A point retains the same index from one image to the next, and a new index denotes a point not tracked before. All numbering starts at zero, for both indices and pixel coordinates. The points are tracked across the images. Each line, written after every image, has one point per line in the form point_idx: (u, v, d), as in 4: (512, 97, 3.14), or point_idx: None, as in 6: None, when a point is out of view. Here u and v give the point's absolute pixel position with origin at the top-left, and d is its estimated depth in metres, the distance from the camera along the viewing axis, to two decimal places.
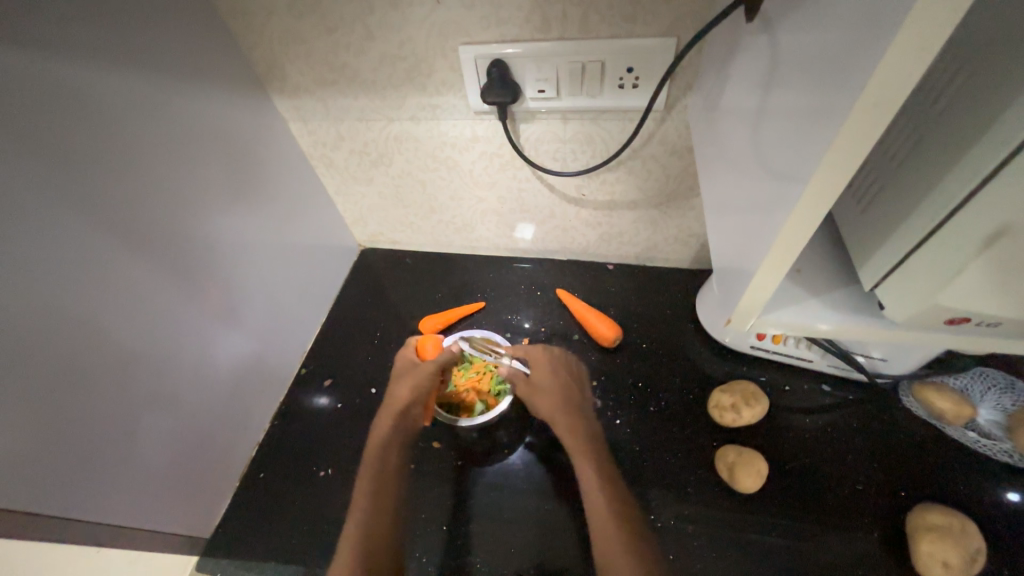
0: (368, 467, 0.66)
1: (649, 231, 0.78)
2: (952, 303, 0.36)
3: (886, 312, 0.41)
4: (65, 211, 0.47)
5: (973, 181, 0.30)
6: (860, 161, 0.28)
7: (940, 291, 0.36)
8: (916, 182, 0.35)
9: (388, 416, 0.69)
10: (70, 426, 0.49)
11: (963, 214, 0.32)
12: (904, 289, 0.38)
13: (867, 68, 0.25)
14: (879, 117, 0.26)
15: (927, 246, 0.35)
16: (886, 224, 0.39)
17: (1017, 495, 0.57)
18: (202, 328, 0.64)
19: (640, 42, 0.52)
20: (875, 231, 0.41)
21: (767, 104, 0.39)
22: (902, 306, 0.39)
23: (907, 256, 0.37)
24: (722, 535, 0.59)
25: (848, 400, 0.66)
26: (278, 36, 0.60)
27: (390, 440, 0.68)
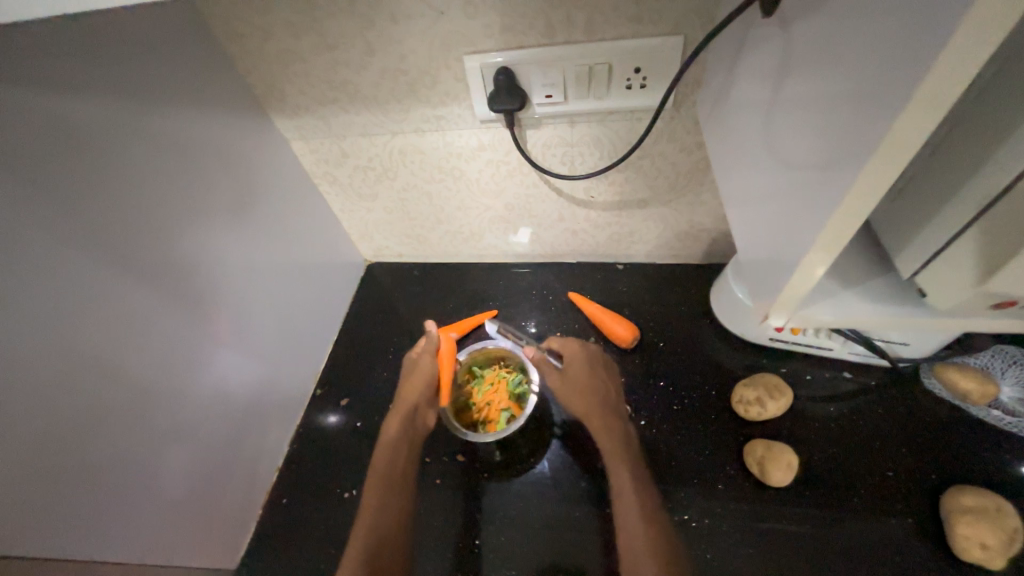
0: (378, 469, 0.65)
1: (659, 229, 0.78)
2: (999, 291, 0.35)
3: (928, 299, 0.40)
4: (71, 248, 0.46)
5: (1016, 168, 0.29)
6: (900, 158, 0.28)
7: (987, 279, 0.34)
8: (943, 170, 0.35)
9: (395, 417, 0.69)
10: (90, 467, 0.48)
11: (1001, 202, 0.31)
12: (942, 277, 0.38)
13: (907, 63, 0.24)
14: (921, 112, 0.25)
15: (970, 233, 0.34)
16: (917, 212, 0.39)
17: None
18: (216, 356, 0.63)
19: (646, 43, 0.52)
20: (902, 220, 0.41)
21: (786, 100, 0.39)
22: (943, 295, 0.39)
23: (950, 241, 0.36)
24: (757, 531, 0.59)
25: (870, 386, 0.66)
26: (276, 57, 0.59)
27: (397, 444, 0.67)
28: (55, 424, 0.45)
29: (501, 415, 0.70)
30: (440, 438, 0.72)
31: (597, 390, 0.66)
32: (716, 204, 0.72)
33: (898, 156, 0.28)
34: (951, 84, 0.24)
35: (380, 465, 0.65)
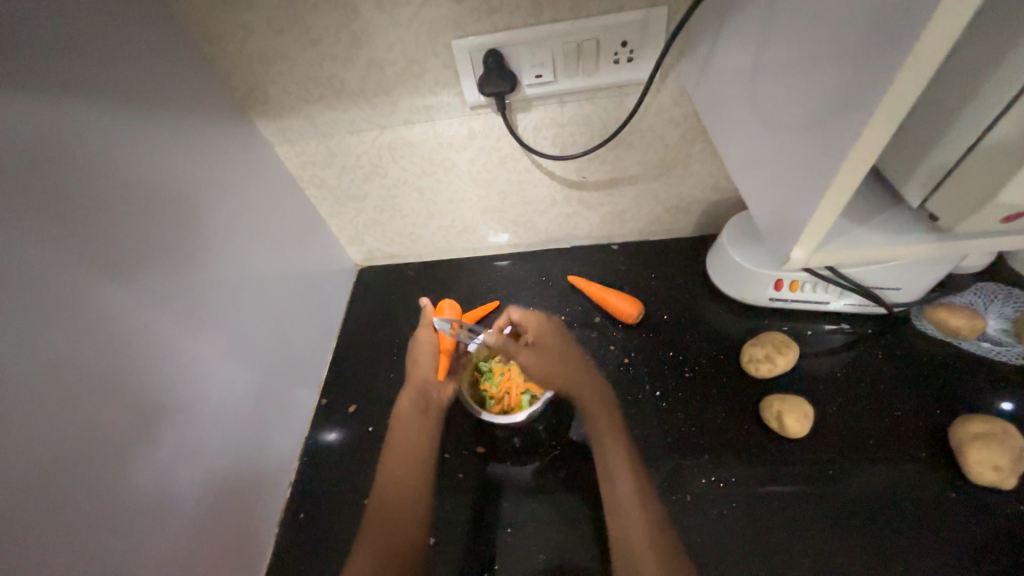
0: (394, 449, 0.70)
1: (650, 205, 0.80)
2: (1009, 202, 0.37)
3: (942, 222, 0.42)
4: (63, 256, 0.43)
5: (1020, 80, 0.32)
6: (912, 81, 0.29)
7: (1000, 189, 0.36)
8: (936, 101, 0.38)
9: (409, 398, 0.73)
10: (103, 492, 0.45)
11: (1009, 115, 0.34)
12: (954, 200, 0.40)
13: None
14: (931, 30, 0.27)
15: (979, 151, 0.37)
16: (924, 143, 0.41)
17: (1011, 403, 0.61)
18: (219, 367, 0.60)
19: (630, 16, 0.54)
20: (908, 156, 0.43)
21: (778, 52, 0.41)
22: (956, 213, 0.41)
23: (958, 163, 0.39)
24: (784, 482, 0.60)
25: (868, 334, 0.69)
26: (258, 55, 0.59)
27: (410, 421, 0.72)
28: (62, 446, 0.42)
29: (522, 398, 0.69)
30: (458, 432, 0.71)
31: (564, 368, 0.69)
32: (703, 175, 0.74)
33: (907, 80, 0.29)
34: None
35: (397, 445, 0.70)
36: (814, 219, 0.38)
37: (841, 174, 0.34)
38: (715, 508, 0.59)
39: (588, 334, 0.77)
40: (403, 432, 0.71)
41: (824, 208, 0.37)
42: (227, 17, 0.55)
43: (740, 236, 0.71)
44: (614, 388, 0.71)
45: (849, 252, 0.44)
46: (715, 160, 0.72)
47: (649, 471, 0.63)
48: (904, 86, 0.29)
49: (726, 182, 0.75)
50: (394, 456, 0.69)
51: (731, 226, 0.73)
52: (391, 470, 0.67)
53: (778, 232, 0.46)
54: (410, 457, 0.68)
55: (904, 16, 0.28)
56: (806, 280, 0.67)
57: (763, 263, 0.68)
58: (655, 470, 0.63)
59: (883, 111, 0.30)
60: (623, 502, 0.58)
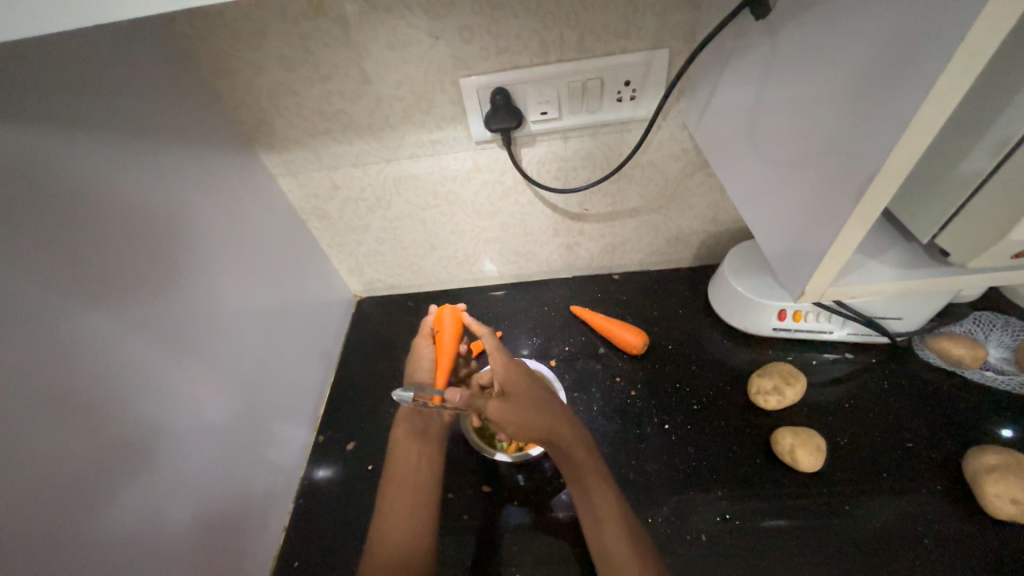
0: (391, 478, 0.63)
1: (651, 236, 0.81)
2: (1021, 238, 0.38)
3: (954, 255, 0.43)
4: (64, 290, 0.41)
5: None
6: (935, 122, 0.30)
7: (1013, 225, 0.37)
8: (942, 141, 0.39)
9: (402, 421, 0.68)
10: (84, 543, 0.41)
11: (1015, 155, 0.35)
12: (965, 235, 0.41)
13: (935, 35, 0.27)
14: (963, 76, 0.27)
15: (989, 188, 0.38)
16: (935, 180, 0.42)
17: (1010, 429, 0.61)
18: (213, 404, 0.57)
19: (633, 57, 0.56)
20: (917, 191, 0.45)
21: (777, 94, 0.43)
22: (966, 249, 0.42)
23: (968, 200, 0.40)
24: (803, 520, 0.58)
25: (872, 364, 0.70)
26: (266, 90, 0.59)
27: (409, 445, 0.66)
28: (42, 495, 0.38)
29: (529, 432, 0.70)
30: (462, 471, 0.68)
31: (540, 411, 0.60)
32: (703, 207, 0.76)
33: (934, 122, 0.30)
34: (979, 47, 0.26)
35: (394, 475, 0.63)
36: (832, 250, 0.38)
37: (861, 205, 0.35)
38: (736, 549, 0.56)
39: (592, 365, 0.76)
40: (402, 459, 0.64)
41: (845, 240, 0.37)
42: (238, 55, 0.56)
43: (741, 266, 0.72)
44: (623, 421, 0.69)
45: (868, 284, 0.44)
46: (714, 193, 0.73)
47: (663, 508, 0.60)
48: (921, 121, 0.29)
49: (725, 214, 0.77)
50: (390, 486, 0.62)
51: (732, 257, 0.74)
52: (393, 504, 0.60)
53: (789, 266, 0.46)
54: (411, 486, 0.62)
55: (918, 58, 0.29)
56: (809, 310, 0.67)
57: (766, 292, 0.69)
58: (669, 508, 0.60)
59: (901, 145, 0.31)
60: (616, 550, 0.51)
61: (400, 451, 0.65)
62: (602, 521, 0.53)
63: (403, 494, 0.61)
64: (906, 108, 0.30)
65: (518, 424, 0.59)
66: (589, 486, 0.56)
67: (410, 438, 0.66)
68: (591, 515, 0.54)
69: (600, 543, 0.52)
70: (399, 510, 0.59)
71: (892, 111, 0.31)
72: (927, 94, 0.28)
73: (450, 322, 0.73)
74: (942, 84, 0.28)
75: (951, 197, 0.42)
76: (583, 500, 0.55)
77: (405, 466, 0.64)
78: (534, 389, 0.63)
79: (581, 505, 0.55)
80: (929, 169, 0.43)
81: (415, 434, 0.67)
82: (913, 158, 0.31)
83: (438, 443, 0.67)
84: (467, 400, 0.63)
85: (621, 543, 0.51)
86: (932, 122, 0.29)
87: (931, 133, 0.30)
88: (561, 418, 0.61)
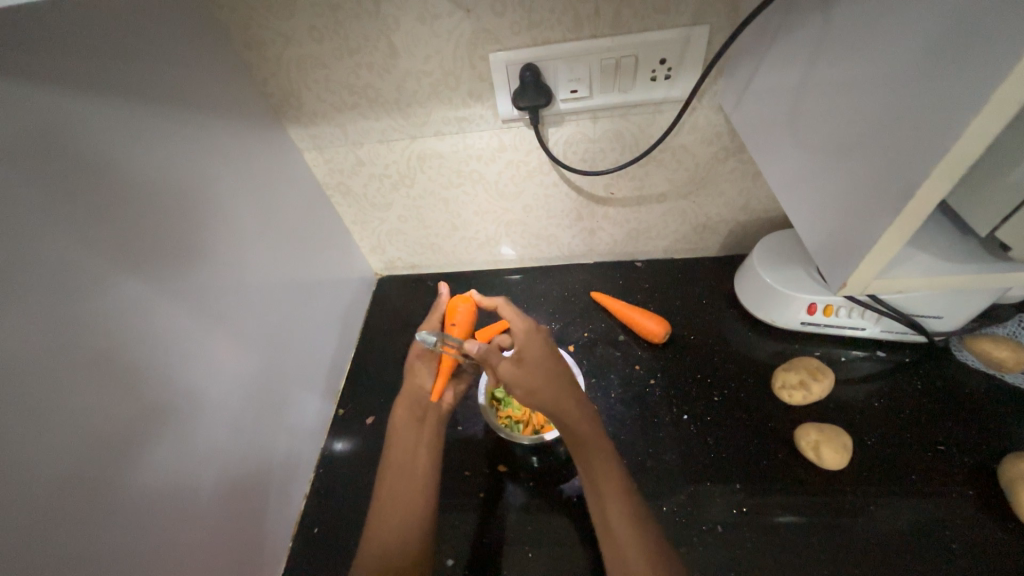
0: (388, 466, 0.62)
1: (678, 223, 0.79)
2: None
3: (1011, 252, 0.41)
4: (99, 259, 0.43)
5: None
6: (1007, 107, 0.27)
7: None
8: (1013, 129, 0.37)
9: (402, 407, 0.67)
10: (115, 503, 0.43)
11: None
12: None
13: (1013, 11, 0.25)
14: None
15: None
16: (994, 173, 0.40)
17: None
18: (238, 374, 0.59)
19: (671, 33, 0.54)
20: (976, 183, 0.42)
21: (826, 74, 0.40)
22: None
23: None
24: (822, 518, 0.57)
25: (904, 363, 0.67)
26: (295, 63, 0.59)
27: (407, 433, 0.65)
28: (76, 452, 0.40)
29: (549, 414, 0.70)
30: (478, 450, 0.69)
31: (551, 380, 0.59)
32: (734, 194, 0.73)
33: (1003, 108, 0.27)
34: None
35: (393, 461, 0.62)
36: (878, 242, 0.36)
37: (915, 198, 0.32)
38: (751, 542, 0.56)
39: (611, 352, 0.76)
40: (401, 446, 0.63)
41: (894, 232, 0.35)
42: (267, 26, 0.56)
43: (771, 257, 0.70)
44: (641, 409, 0.68)
45: (914, 278, 0.42)
46: (747, 180, 0.71)
47: (678, 498, 0.60)
48: (993, 108, 0.27)
49: (757, 202, 0.74)
50: (388, 473, 0.61)
51: (762, 247, 0.72)
52: (393, 490, 0.59)
53: (827, 258, 0.44)
54: (411, 471, 0.61)
55: (995, 35, 0.26)
56: (841, 305, 0.65)
57: (796, 285, 0.66)
58: (684, 497, 0.60)
59: (966, 133, 0.28)
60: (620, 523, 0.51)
61: (400, 437, 0.65)
62: (606, 499, 0.53)
63: (401, 481, 0.60)
64: (976, 91, 0.27)
65: (527, 391, 0.58)
66: (593, 459, 0.56)
67: (409, 425, 0.66)
68: (596, 492, 0.54)
69: (604, 515, 0.53)
70: (398, 498, 0.58)
71: (957, 93, 0.29)
72: (1005, 74, 0.26)
73: (463, 315, 0.70)
74: (1022, 63, 0.25)
75: (1015, 187, 0.39)
76: (588, 475, 0.55)
77: (405, 453, 0.63)
78: (552, 360, 0.62)
79: (585, 479, 0.55)
80: (992, 157, 0.40)
81: (414, 421, 0.66)
82: (976, 147, 0.29)
83: (435, 429, 0.66)
84: (483, 352, 0.59)
85: (625, 523, 0.51)
86: (1005, 106, 0.27)
87: (1002, 120, 0.27)
88: (573, 392, 0.60)
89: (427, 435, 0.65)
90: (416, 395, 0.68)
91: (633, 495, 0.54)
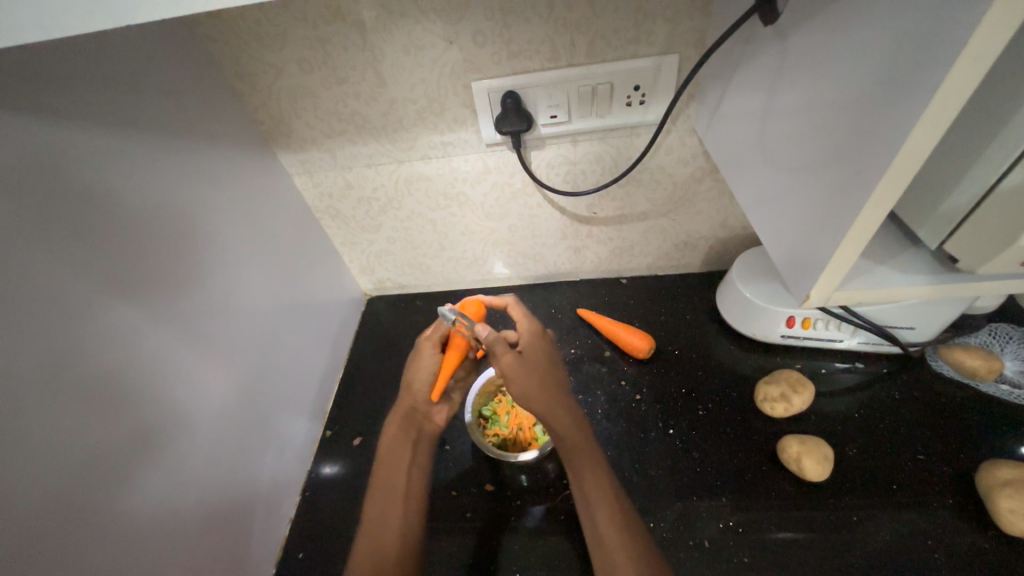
0: (379, 485, 0.61)
1: (660, 241, 0.81)
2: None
3: (963, 264, 0.43)
4: (90, 280, 0.43)
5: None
6: (942, 126, 0.29)
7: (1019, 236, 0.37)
8: (955, 150, 0.40)
9: (396, 422, 0.65)
10: (100, 525, 0.42)
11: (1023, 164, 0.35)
12: (973, 242, 0.41)
13: (942, 40, 0.27)
14: (975, 76, 0.27)
15: (993, 199, 0.38)
16: (940, 190, 0.43)
17: None
18: (226, 392, 0.59)
19: (644, 62, 0.57)
20: (924, 200, 0.45)
21: (785, 99, 0.43)
22: (974, 256, 0.42)
23: (974, 209, 0.40)
24: (808, 530, 0.57)
25: (883, 374, 0.69)
26: (286, 91, 0.61)
27: (401, 450, 0.63)
28: (63, 474, 0.40)
29: (537, 430, 0.71)
30: (466, 469, 0.69)
31: (549, 383, 0.59)
32: (712, 212, 0.76)
33: (939, 127, 0.29)
34: (992, 48, 0.26)
35: (384, 479, 0.61)
36: (838, 254, 0.38)
37: (867, 210, 0.34)
38: (741, 557, 0.56)
39: (597, 368, 0.76)
40: (392, 466, 0.62)
41: (851, 244, 0.37)
42: (259, 58, 0.58)
43: (750, 273, 0.72)
44: (628, 425, 0.69)
45: (877, 290, 0.44)
46: (724, 199, 0.73)
47: (666, 513, 0.60)
48: (925, 127, 0.29)
49: (734, 220, 0.77)
50: (380, 492, 0.60)
51: (740, 263, 0.74)
52: (384, 508, 0.58)
53: (794, 272, 0.46)
54: (402, 489, 0.60)
55: (923, 63, 0.29)
56: (818, 317, 0.67)
57: (775, 299, 0.68)
58: (674, 513, 0.60)
59: (905, 149, 0.30)
60: (607, 528, 0.51)
61: (391, 455, 0.63)
62: (594, 506, 0.53)
63: (390, 497, 0.59)
64: (911, 111, 0.30)
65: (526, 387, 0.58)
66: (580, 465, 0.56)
67: (401, 442, 0.64)
68: (583, 494, 0.54)
69: (590, 521, 0.53)
70: (388, 519, 0.58)
71: (900, 114, 0.31)
72: (932, 96, 0.28)
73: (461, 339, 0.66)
74: (947, 85, 0.28)
75: (960, 201, 0.41)
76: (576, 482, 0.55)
77: (397, 470, 0.62)
78: (551, 362, 0.62)
79: (574, 483, 0.55)
80: (936, 175, 0.43)
81: (408, 438, 0.64)
82: (918, 162, 0.31)
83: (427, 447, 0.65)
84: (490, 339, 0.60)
85: (612, 528, 0.51)
86: (937, 126, 0.29)
87: (935, 139, 0.30)
88: (562, 397, 0.59)
89: (419, 451, 0.64)
90: (411, 411, 0.65)
91: (621, 503, 0.54)
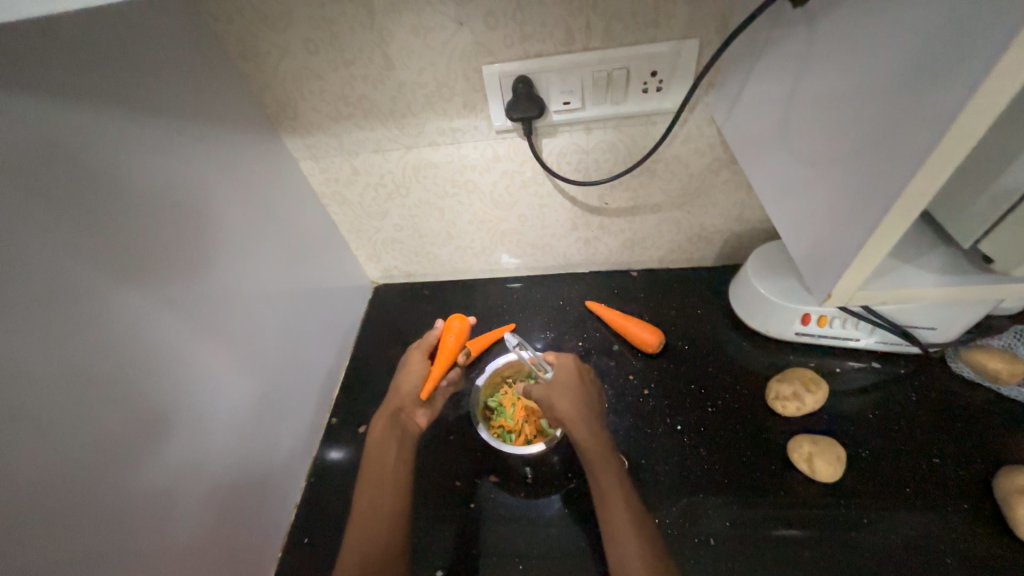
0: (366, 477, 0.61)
1: (673, 232, 0.79)
2: None
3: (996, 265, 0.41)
4: (89, 266, 0.43)
5: None
6: (985, 119, 0.27)
7: None
8: (997, 144, 0.37)
9: (382, 418, 0.65)
10: (102, 509, 0.42)
11: None
12: (1008, 241, 0.39)
13: (991, 26, 0.25)
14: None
15: None
16: (976, 187, 0.40)
17: None
18: (229, 379, 0.58)
19: (662, 46, 0.54)
20: (959, 196, 0.42)
21: (811, 87, 0.41)
22: (1009, 257, 0.40)
23: (1013, 207, 0.38)
24: (816, 530, 0.56)
25: (899, 374, 0.67)
26: (292, 74, 0.60)
27: (385, 447, 0.63)
28: (62, 460, 0.40)
29: (540, 423, 0.70)
30: (471, 459, 0.69)
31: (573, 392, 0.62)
32: (728, 204, 0.73)
33: (978, 122, 0.27)
34: None
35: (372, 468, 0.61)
36: (861, 252, 0.36)
37: (896, 208, 0.33)
38: (745, 556, 0.55)
39: (606, 362, 0.75)
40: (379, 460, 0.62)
41: (875, 242, 0.35)
42: (265, 39, 0.57)
43: (765, 268, 0.70)
44: (635, 420, 0.68)
45: (900, 288, 0.42)
46: (741, 191, 0.71)
47: (672, 510, 0.59)
48: (969, 117, 0.27)
49: (750, 212, 0.75)
50: (366, 486, 0.60)
51: (755, 257, 0.72)
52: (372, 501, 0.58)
53: (814, 270, 0.44)
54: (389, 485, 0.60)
55: (971, 46, 0.26)
56: (834, 315, 0.65)
57: (791, 295, 0.66)
58: (679, 510, 0.59)
59: (943, 142, 0.28)
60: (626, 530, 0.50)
61: (377, 453, 0.63)
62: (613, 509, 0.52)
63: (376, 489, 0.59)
64: (949, 103, 0.28)
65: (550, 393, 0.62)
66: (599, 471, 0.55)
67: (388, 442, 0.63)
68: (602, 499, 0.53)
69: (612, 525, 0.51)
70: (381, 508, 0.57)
71: (939, 107, 0.29)
72: (980, 82, 0.26)
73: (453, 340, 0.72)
74: (998, 70, 0.25)
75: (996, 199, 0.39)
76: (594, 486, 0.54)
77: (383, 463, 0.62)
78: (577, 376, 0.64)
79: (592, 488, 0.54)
80: (976, 168, 0.40)
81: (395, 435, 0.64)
82: (953, 158, 0.29)
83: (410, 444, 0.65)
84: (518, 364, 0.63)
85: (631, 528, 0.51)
86: (977, 119, 0.27)
87: (977, 133, 0.28)
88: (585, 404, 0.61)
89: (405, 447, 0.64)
90: (397, 410, 0.66)
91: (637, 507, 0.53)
